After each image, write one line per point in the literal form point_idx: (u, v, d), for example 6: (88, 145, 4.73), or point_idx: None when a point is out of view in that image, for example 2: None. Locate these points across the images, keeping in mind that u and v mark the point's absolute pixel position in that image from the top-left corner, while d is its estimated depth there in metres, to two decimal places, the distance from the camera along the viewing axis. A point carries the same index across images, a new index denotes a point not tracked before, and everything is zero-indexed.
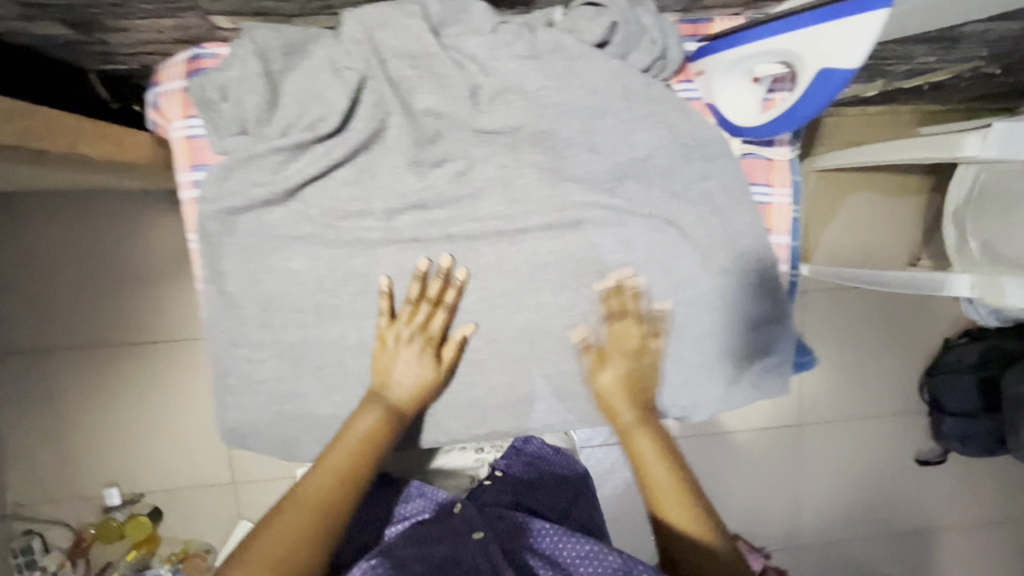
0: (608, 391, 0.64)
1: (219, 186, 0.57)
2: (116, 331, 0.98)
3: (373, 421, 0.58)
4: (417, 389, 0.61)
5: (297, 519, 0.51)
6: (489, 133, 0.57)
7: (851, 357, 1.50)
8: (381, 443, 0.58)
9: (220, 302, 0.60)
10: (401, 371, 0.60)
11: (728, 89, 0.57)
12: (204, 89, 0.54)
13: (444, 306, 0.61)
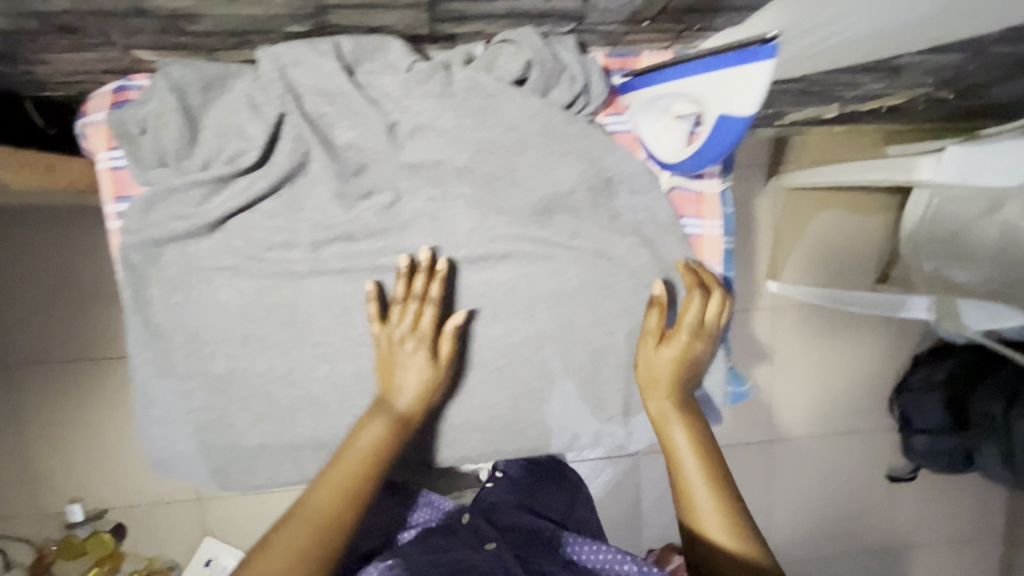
0: (658, 373, 0.61)
1: (141, 217, 0.57)
2: (71, 349, 0.97)
3: (375, 433, 0.57)
4: (422, 390, 0.58)
5: (303, 532, 0.50)
6: (411, 167, 0.57)
7: (821, 374, 1.49)
8: (387, 454, 0.56)
9: (146, 333, 0.60)
10: (403, 377, 0.58)
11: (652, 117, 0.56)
12: (122, 122, 0.54)
13: (432, 300, 0.58)
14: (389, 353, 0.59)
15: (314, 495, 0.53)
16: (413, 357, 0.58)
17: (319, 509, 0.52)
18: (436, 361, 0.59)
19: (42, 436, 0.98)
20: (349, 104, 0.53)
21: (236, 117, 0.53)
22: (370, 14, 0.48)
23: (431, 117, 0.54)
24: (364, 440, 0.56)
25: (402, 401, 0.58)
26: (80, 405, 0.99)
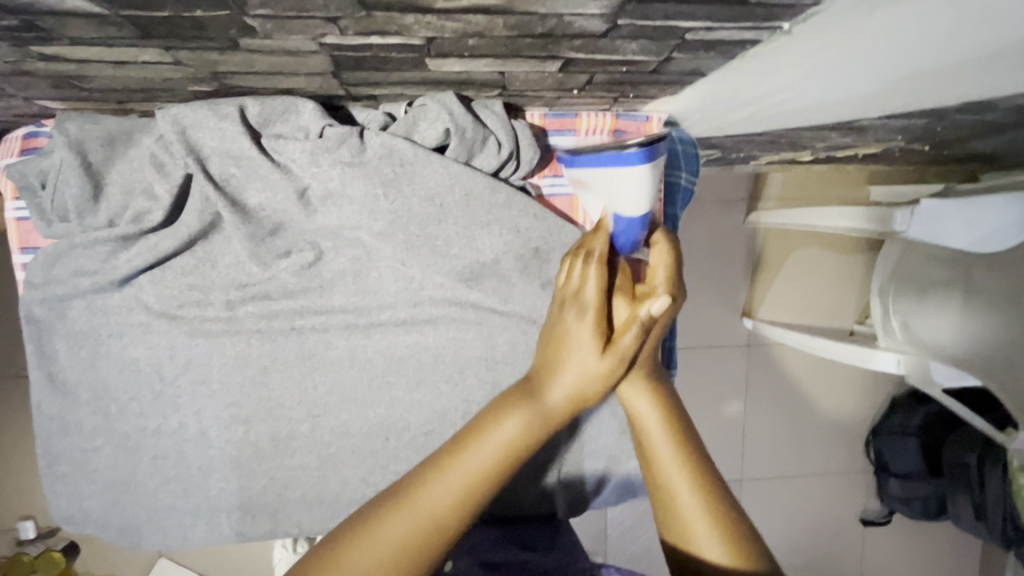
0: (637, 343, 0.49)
1: (45, 271, 0.54)
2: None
3: (518, 424, 0.46)
4: (579, 386, 0.47)
5: (401, 531, 0.42)
6: (328, 227, 0.54)
7: (795, 414, 1.47)
8: (526, 455, 0.46)
9: (50, 388, 0.58)
10: (572, 361, 0.47)
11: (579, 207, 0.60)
12: (24, 174, 0.51)
13: (598, 258, 0.49)
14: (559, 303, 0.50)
15: (422, 484, 0.43)
16: (589, 332, 0.47)
17: (428, 507, 0.43)
18: (616, 354, 0.47)
19: None
20: (255, 167, 0.50)
21: (143, 174, 0.51)
22: (271, 79, 0.45)
23: (342, 184, 0.51)
24: (502, 434, 0.45)
25: (559, 393, 0.47)
26: (21, 428, 0.97)
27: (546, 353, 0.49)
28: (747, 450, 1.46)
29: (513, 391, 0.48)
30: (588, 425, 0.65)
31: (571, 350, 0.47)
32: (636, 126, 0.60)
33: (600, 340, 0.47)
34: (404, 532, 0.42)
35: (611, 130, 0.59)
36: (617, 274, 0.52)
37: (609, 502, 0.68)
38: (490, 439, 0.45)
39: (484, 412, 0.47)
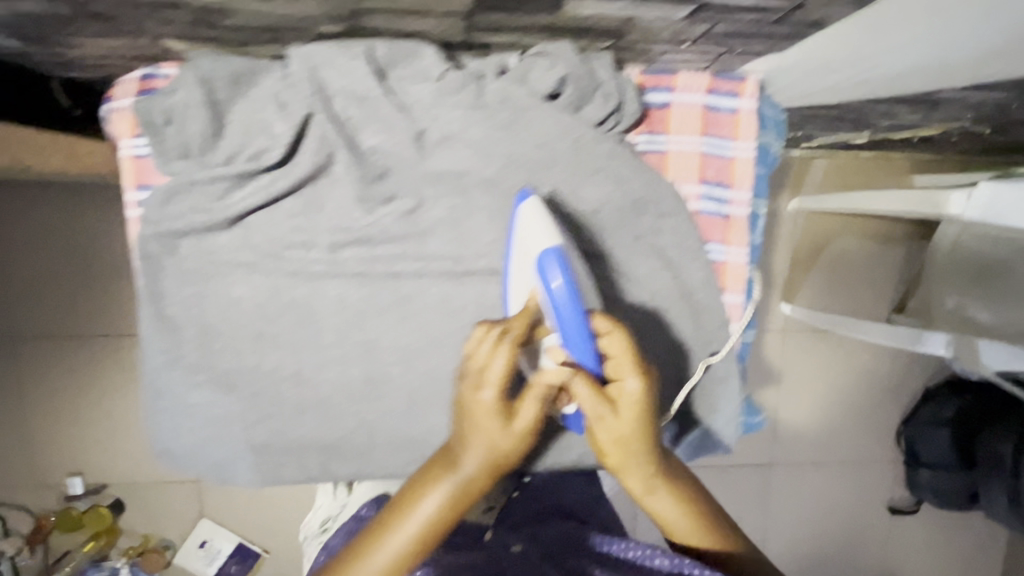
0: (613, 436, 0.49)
1: (160, 208, 0.56)
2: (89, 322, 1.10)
3: (440, 500, 0.50)
4: (490, 464, 0.49)
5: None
6: (434, 172, 0.56)
7: (828, 401, 1.48)
8: (451, 519, 0.51)
9: (157, 323, 0.59)
10: (478, 445, 0.48)
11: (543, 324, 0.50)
12: (148, 111, 0.53)
13: (512, 344, 0.47)
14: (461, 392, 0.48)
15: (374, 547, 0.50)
16: (494, 419, 0.47)
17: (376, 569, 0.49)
18: (524, 437, 0.48)
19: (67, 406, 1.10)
20: (379, 107, 0.52)
21: (261, 113, 0.52)
22: (406, 19, 0.46)
23: (461, 128, 0.53)
24: (422, 510, 0.50)
25: (470, 471, 0.49)
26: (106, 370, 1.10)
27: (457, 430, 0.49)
28: (777, 435, 1.48)
29: (434, 461, 0.51)
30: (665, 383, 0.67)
31: (479, 438, 0.47)
32: (730, 86, 0.60)
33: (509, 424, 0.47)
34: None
35: (706, 89, 0.59)
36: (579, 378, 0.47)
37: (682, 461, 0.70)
38: (412, 512, 0.50)
39: (408, 484, 0.51)
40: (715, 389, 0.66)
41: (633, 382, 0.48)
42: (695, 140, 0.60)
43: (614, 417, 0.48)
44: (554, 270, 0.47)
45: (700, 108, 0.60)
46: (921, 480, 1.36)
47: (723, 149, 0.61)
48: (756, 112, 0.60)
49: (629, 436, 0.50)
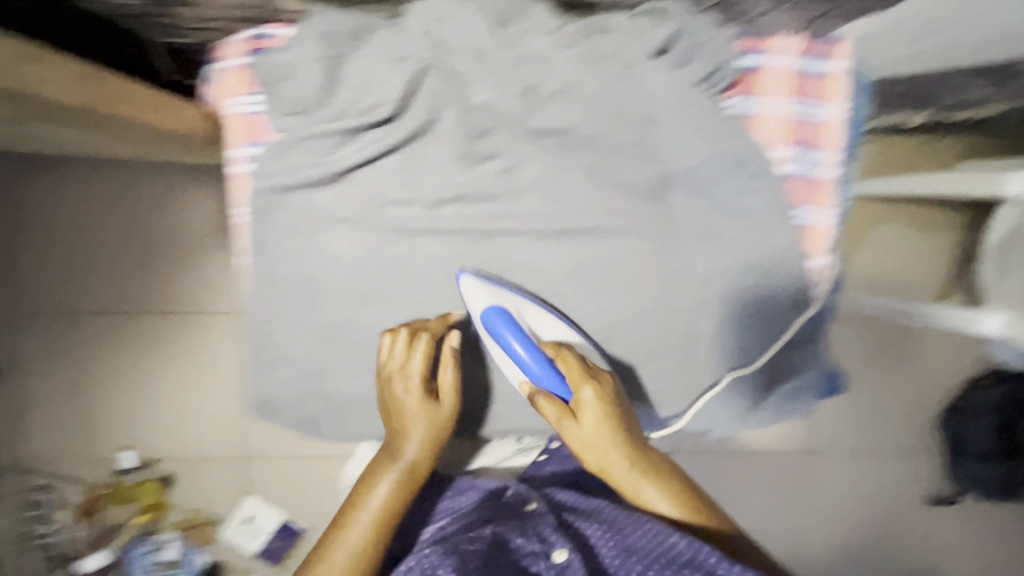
0: (586, 441, 0.57)
1: (273, 163, 0.58)
2: (130, 300, 1.04)
3: (388, 485, 0.59)
4: (428, 440, 0.61)
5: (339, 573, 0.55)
6: (536, 130, 0.58)
7: None
8: (403, 505, 0.59)
9: (264, 276, 0.62)
10: (416, 425, 0.61)
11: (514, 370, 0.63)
12: (267, 67, 0.55)
13: (426, 333, 0.61)
14: (388, 390, 0.61)
15: (340, 536, 0.57)
16: (417, 398, 0.61)
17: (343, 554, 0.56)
18: (443, 407, 0.62)
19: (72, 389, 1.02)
20: (493, 62, 0.55)
21: (375, 69, 0.54)
22: None
23: (572, 81, 0.55)
24: (375, 498, 0.58)
25: (411, 453, 0.60)
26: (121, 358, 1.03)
27: (391, 421, 0.61)
28: None
29: (380, 458, 0.61)
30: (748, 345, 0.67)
31: (413, 416, 0.61)
32: (821, 50, 0.61)
33: (427, 398, 0.61)
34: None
35: (798, 52, 0.60)
36: (545, 401, 0.59)
37: (760, 426, 0.70)
38: (367, 501, 0.58)
39: (360, 481, 0.60)
40: (791, 352, 0.68)
41: (591, 390, 0.57)
42: (788, 103, 0.61)
43: (590, 425, 0.57)
44: (499, 319, 0.60)
45: (793, 71, 0.61)
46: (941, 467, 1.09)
47: (814, 112, 0.62)
48: (846, 76, 0.62)
49: (608, 444, 0.57)
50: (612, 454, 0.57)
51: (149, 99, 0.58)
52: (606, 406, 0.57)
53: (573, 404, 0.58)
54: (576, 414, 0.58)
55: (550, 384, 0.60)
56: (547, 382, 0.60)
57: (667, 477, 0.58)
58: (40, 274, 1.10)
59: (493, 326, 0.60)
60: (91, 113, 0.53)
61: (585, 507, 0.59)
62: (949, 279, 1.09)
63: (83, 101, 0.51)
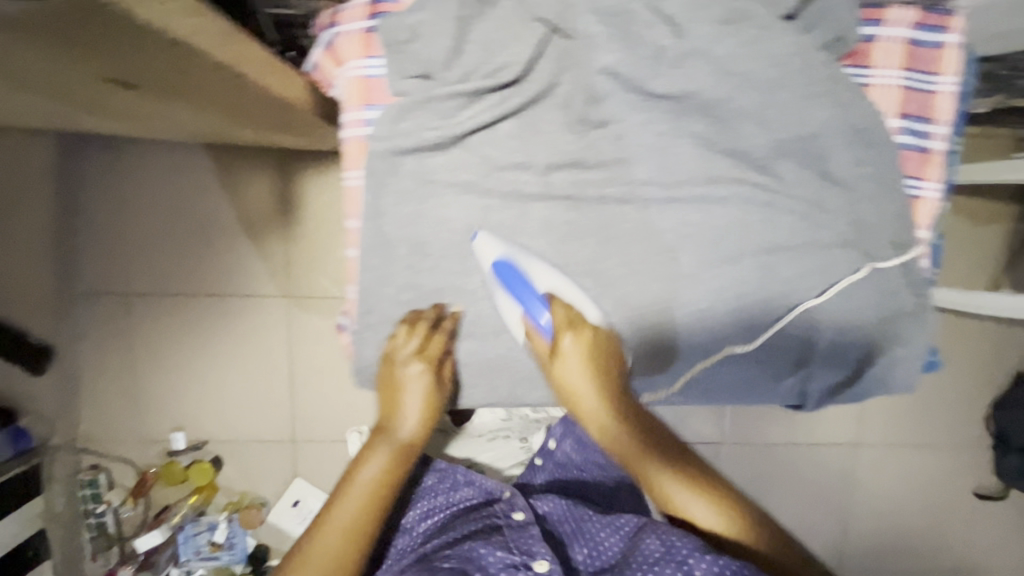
0: (573, 382, 0.62)
1: (392, 126, 0.59)
2: (204, 283, 1.36)
3: (383, 461, 0.66)
4: (420, 421, 0.67)
5: (339, 534, 0.62)
6: (654, 96, 0.58)
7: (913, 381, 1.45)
8: (395, 478, 0.66)
9: (374, 240, 0.62)
10: (409, 406, 0.67)
11: (512, 313, 0.63)
12: (393, 29, 0.56)
13: (438, 330, 0.64)
14: (392, 376, 0.66)
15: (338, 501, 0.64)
16: (419, 384, 0.65)
17: (342, 519, 0.63)
18: (439, 394, 0.66)
19: (234, 350, 1.39)
20: (623, 24, 0.55)
21: (503, 32, 0.55)
22: None
23: (700, 45, 0.56)
24: (369, 471, 0.65)
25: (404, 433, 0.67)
26: (259, 326, 1.38)
27: (388, 402, 0.67)
28: (864, 419, 1.45)
29: (376, 435, 0.68)
30: (850, 318, 0.66)
31: (409, 398, 0.66)
32: (937, 19, 0.60)
33: (430, 386, 0.65)
34: (339, 539, 0.62)
35: (914, 22, 0.60)
36: (537, 337, 0.64)
37: (853, 401, 0.70)
38: (363, 473, 0.65)
39: (358, 454, 0.67)
40: (896, 326, 0.67)
41: (573, 339, 0.61)
42: (900, 74, 0.61)
43: (573, 371, 0.62)
44: (508, 274, 0.61)
45: (907, 41, 0.60)
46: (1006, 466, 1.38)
47: (926, 83, 0.62)
48: (960, 46, 0.61)
49: (585, 385, 0.62)
50: (588, 394, 0.62)
51: (266, 62, 0.59)
52: (588, 352, 0.62)
53: (556, 352, 0.62)
54: (560, 354, 0.62)
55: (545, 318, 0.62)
56: (542, 317, 0.62)
57: (643, 426, 0.63)
58: (154, 259, 1.35)
59: (501, 271, 0.61)
60: (229, 71, 0.55)
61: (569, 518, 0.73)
62: (999, 270, 1.33)
63: (229, 57, 0.52)
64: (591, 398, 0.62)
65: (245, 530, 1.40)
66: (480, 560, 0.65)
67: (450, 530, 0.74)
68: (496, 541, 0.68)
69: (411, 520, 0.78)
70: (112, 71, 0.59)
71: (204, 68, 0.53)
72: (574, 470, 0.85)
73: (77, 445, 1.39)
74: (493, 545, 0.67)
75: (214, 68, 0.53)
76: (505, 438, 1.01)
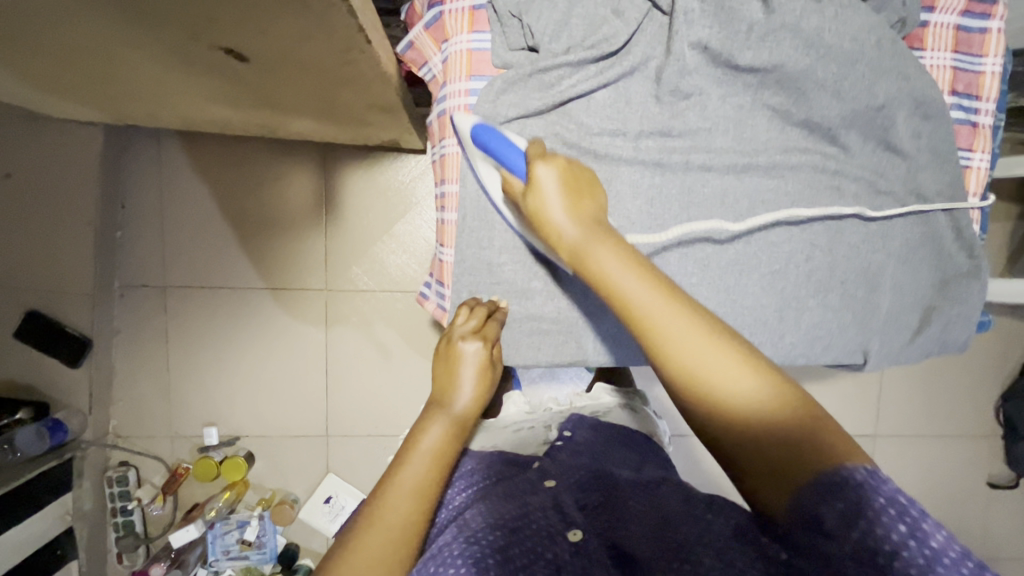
0: (547, 212, 0.57)
1: (498, 94, 0.64)
2: (238, 275, 1.37)
3: (440, 433, 0.63)
4: (476, 396, 0.66)
5: (404, 506, 0.55)
6: (739, 70, 0.64)
7: (924, 372, 1.50)
8: (452, 453, 0.62)
9: (475, 206, 0.67)
10: (465, 375, 0.66)
11: (486, 172, 0.65)
12: (504, 5, 0.63)
13: (491, 320, 0.68)
14: (448, 354, 0.68)
15: (397, 474, 0.58)
16: (473, 355, 0.67)
17: (407, 486, 0.57)
18: (485, 369, 0.68)
19: (266, 344, 1.39)
20: (718, 2, 0.61)
21: (604, 11, 0.63)
22: None
23: (787, 19, 0.61)
24: (427, 440, 0.62)
25: (462, 402, 0.65)
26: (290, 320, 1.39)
27: (442, 374, 0.67)
28: (880, 409, 1.50)
29: (429, 411, 0.65)
30: (909, 277, 0.71)
31: (464, 369, 0.66)
32: (982, 7, 0.67)
33: (479, 357, 0.67)
34: (407, 505, 0.56)
35: (962, 9, 0.67)
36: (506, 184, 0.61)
37: (909, 360, 0.75)
38: (420, 445, 0.61)
39: (411, 431, 0.64)
40: (948, 287, 0.73)
41: (545, 165, 0.57)
42: (950, 56, 0.68)
43: (550, 197, 0.57)
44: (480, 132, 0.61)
45: (956, 27, 0.67)
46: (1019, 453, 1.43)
47: (973, 64, 0.68)
48: (1003, 31, 0.68)
49: (552, 203, 0.56)
50: (554, 212, 0.56)
51: (370, 24, 0.62)
52: (563, 179, 0.57)
53: (529, 184, 0.58)
54: (532, 185, 0.57)
55: (509, 163, 0.59)
56: (507, 161, 0.59)
57: (657, 280, 0.51)
58: (186, 248, 1.37)
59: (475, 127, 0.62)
60: (359, 34, 0.61)
61: (607, 499, 0.65)
62: (1006, 264, 1.39)
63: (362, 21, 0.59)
64: (555, 210, 0.56)
65: (276, 527, 1.38)
66: (515, 530, 0.57)
67: (485, 502, 0.66)
68: (529, 509, 0.61)
69: (449, 496, 0.72)
70: (231, 38, 0.63)
71: (338, 30, 0.59)
72: (598, 444, 0.82)
73: (110, 439, 1.38)
74: (530, 512, 0.60)
75: (346, 30, 0.60)
76: (531, 426, 0.89)
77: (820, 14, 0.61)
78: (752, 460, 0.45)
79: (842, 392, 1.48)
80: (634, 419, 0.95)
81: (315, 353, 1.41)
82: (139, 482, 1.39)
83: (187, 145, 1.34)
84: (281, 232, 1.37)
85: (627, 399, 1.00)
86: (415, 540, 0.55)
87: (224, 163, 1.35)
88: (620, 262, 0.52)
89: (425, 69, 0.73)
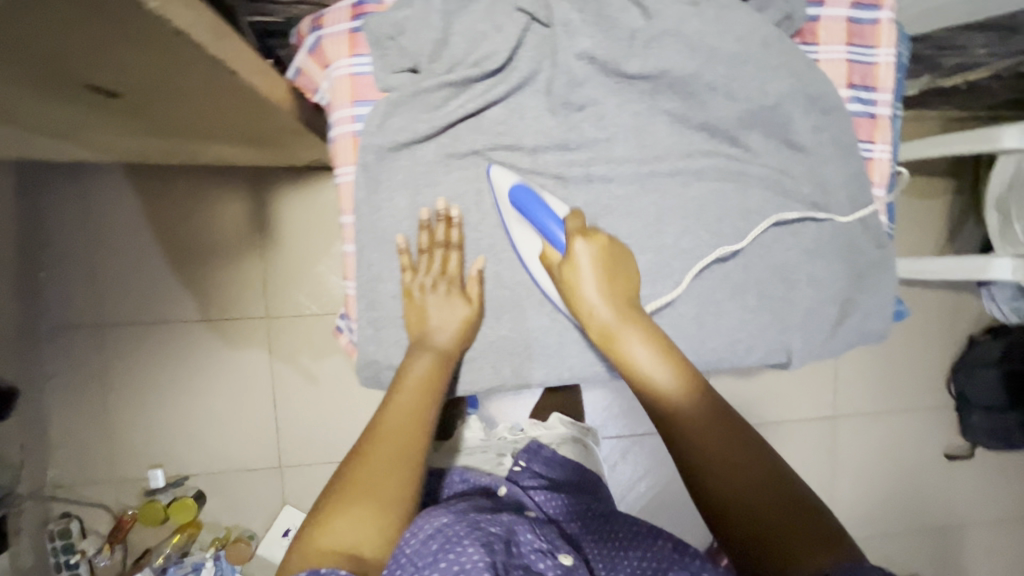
0: (584, 296, 0.61)
1: (383, 120, 0.62)
2: (171, 310, 1.32)
3: (425, 364, 0.63)
4: (458, 327, 0.65)
5: (402, 428, 0.59)
6: (629, 77, 0.62)
7: (875, 351, 1.52)
8: (436, 384, 0.62)
9: (373, 235, 0.65)
10: (444, 311, 0.64)
11: (519, 230, 0.65)
12: (380, 25, 0.59)
13: (454, 246, 0.65)
14: (422, 300, 0.65)
15: (383, 424, 0.59)
16: (453, 294, 0.65)
17: (394, 422, 0.59)
18: (466, 299, 0.65)
19: (206, 378, 1.34)
20: (598, 11, 0.60)
21: (484, 25, 0.60)
22: None
23: (671, 24, 0.60)
24: (413, 375, 0.62)
25: (444, 338, 0.64)
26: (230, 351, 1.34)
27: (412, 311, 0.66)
28: (838, 391, 1.51)
29: (411, 345, 0.65)
30: (825, 273, 0.70)
31: (441, 306, 0.64)
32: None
33: (461, 291, 0.66)
34: (407, 426, 0.59)
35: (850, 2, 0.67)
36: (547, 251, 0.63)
37: (835, 355, 0.74)
38: (406, 381, 0.62)
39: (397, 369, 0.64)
40: (866, 277, 0.72)
41: (584, 243, 0.61)
42: (844, 49, 0.68)
43: (585, 277, 0.61)
44: (522, 193, 0.62)
45: (847, 20, 0.67)
46: (973, 423, 1.47)
47: (868, 56, 0.68)
48: (894, 22, 0.68)
49: (587, 285, 0.60)
50: (589, 295, 0.61)
51: (235, 57, 0.60)
52: (600, 260, 0.61)
53: (567, 257, 0.61)
54: (569, 259, 0.61)
55: (556, 236, 0.61)
56: (555, 236, 0.61)
57: (660, 343, 0.59)
58: (113, 286, 1.31)
59: (521, 191, 0.62)
60: (225, 69, 0.60)
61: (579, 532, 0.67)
62: (945, 240, 1.41)
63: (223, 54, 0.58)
64: (590, 293, 0.61)
65: (234, 566, 1.34)
66: (518, 538, 0.57)
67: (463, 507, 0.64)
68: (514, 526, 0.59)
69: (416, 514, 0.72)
70: (93, 81, 0.61)
71: (198, 67, 0.58)
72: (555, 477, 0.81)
73: (49, 490, 1.32)
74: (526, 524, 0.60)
75: (208, 66, 0.58)
76: (484, 451, 0.89)
77: (701, 17, 0.60)
78: (729, 513, 0.50)
79: (800, 378, 1.49)
80: (585, 457, 0.94)
81: (261, 383, 1.36)
82: (83, 533, 1.33)
83: (102, 178, 1.28)
84: (214, 262, 1.32)
85: (580, 434, 0.99)
86: (407, 470, 0.57)
87: (145, 194, 1.30)
88: (643, 342, 0.59)
89: (318, 95, 0.68)
